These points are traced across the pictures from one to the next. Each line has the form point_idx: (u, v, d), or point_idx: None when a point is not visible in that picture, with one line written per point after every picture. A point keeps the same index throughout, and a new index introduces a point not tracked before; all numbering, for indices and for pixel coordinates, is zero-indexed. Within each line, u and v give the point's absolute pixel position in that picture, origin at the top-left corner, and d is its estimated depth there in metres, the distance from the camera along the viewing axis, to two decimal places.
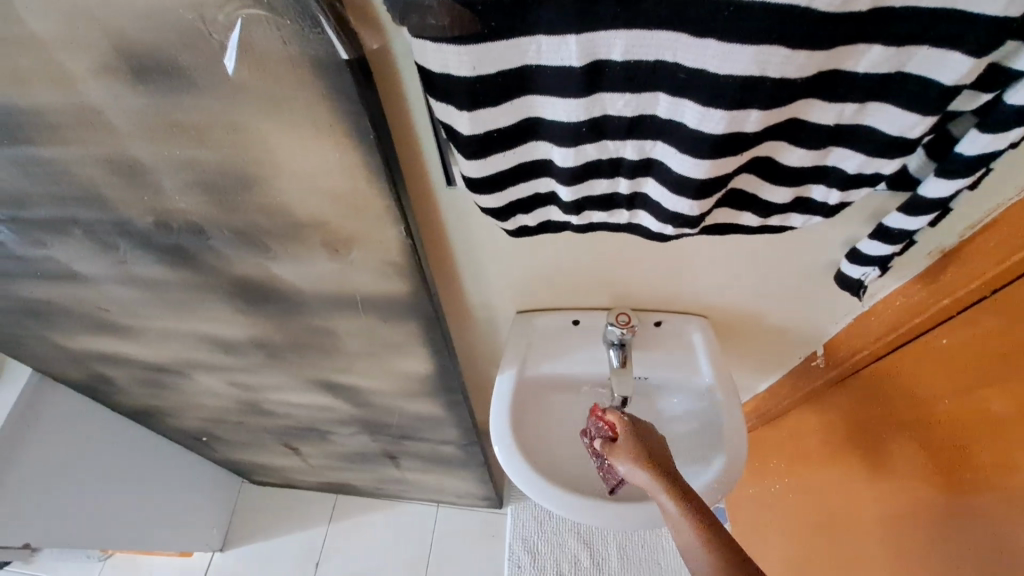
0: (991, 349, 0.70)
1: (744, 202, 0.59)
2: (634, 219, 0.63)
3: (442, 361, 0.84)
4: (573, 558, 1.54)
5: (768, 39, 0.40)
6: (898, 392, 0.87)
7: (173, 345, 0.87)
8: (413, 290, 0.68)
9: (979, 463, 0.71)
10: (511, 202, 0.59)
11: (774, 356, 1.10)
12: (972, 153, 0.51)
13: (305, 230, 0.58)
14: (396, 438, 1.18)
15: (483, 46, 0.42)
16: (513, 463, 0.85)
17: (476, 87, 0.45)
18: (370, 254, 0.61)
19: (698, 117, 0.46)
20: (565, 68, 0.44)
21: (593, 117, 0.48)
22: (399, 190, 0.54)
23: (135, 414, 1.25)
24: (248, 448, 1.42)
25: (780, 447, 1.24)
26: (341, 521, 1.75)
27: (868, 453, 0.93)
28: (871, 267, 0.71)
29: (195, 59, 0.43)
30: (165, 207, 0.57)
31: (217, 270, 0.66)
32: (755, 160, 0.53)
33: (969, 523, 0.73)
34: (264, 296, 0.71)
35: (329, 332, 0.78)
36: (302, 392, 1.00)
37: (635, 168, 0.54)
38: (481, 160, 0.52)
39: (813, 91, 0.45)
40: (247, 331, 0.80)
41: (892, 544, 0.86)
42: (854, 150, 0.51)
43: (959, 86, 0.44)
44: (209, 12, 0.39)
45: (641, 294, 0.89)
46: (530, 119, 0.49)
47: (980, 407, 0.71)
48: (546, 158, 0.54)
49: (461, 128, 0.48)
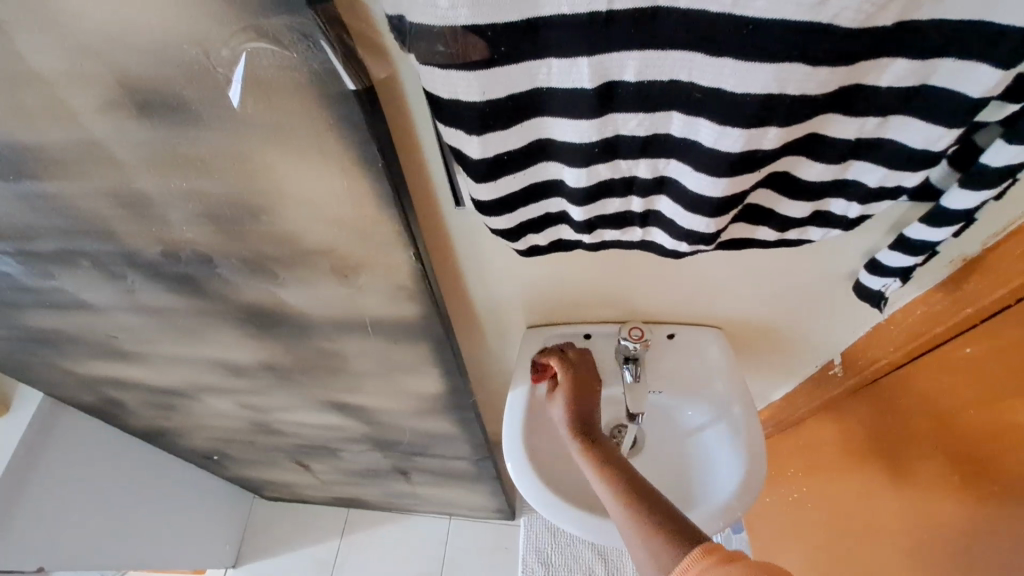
0: (1018, 358, 0.67)
1: (761, 217, 0.58)
2: (647, 236, 0.62)
3: (453, 380, 0.82)
4: (589, 570, 1.52)
5: (788, 57, 0.38)
6: (920, 401, 0.85)
7: (182, 369, 0.86)
8: (423, 313, 0.67)
9: (1008, 478, 0.69)
10: (521, 222, 0.58)
11: (790, 366, 1.08)
12: (999, 163, 0.50)
13: (313, 256, 0.57)
14: (407, 454, 1.17)
15: (494, 70, 0.40)
16: (527, 479, 0.85)
17: (485, 111, 0.43)
18: (379, 278, 0.60)
19: (714, 135, 0.45)
20: (577, 91, 0.42)
21: (605, 138, 0.47)
22: (408, 215, 0.53)
23: (146, 435, 1.25)
24: (258, 466, 1.41)
25: (797, 455, 1.22)
26: (352, 535, 1.74)
27: (891, 464, 0.91)
28: (892, 278, 0.69)
29: (200, 93, 0.42)
30: (171, 237, 0.56)
31: (225, 297, 0.66)
32: (772, 175, 0.51)
33: (998, 537, 0.70)
34: (273, 321, 0.70)
35: (339, 354, 0.77)
36: (312, 411, 0.99)
37: (648, 187, 0.53)
38: (491, 183, 0.51)
39: (833, 106, 0.43)
40: (257, 355, 0.79)
41: (916, 558, 0.84)
42: (875, 163, 0.49)
43: (986, 98, 0.42)
44: (213, 48, 0.39)
45: (653, 307, 0.87)
46: (540, 140, 0.48)
47: (1009, 419, 0.69)
48: (557, 178, 0.53)
49: (471, 152, 0.47)
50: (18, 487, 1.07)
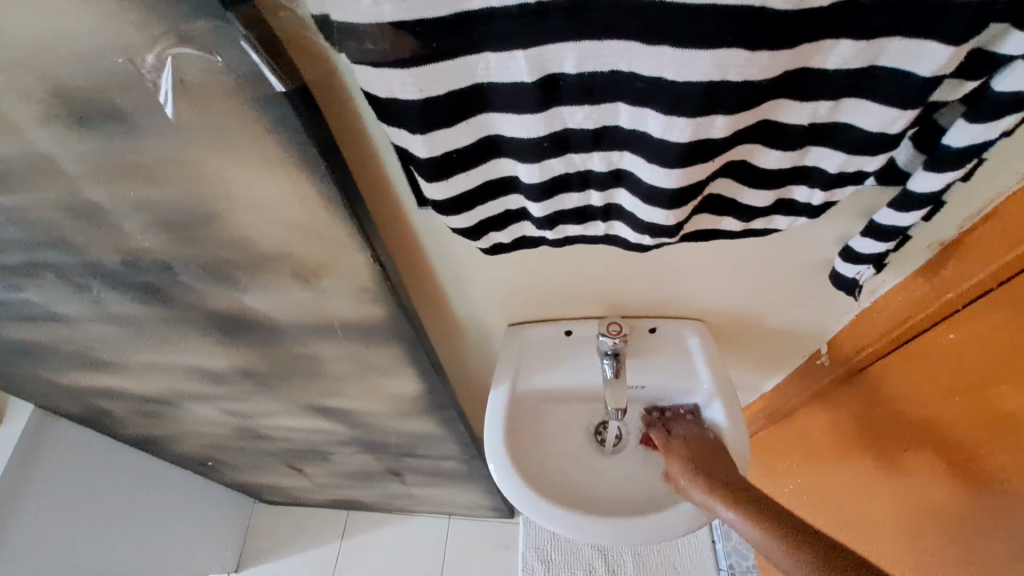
0: (1002, 346, 0.66)
1: (724, 207, 0.57)
2: (611, 230, 0.61)
3: (431, 380, 0.82)
4: (588, 565, 1.50)
5: (724, 42, 0.38)
6: (906, 388, 0.83)
7: (163, 377, 0.86)
8: (389, 313, 0.66)
9: (999, 468, 0.67)
10: (480, 221, 0.57)
11: (776, 357, 1.06)
12: (961, 145, 0.48)
13: (272, 261, 0.57)
14: (398, 455, 1.16)
15: (428, 66, 0.40)
16: (509, 480, 0.82)
17: (426, 109, 0.43)
18: (342, 280, 0.60)
19: (662, 125, 0.44)
20: (518, 85, 0.42)
21: (554, 131, 0.46)
22: (360, 216, 0.52)
23: (140, 443, 1.25)
24: (253, 470, 1.41)
25: (787, 446, 1.20)
26: (353, 536, 1.74)
27: (880, 453, 0.90)
28: (865, 265, 0.68)
29: (135, 101, 0.42)
30: (130, 247, 0.56)
31: (192, 304, 0.65)
32: (730, 164, 0.50)
33: (993, 528, 0.68)
34: (243, 326, 0.70)
35: (314, 359, 0.77)
36: (296, 416, 0.98)
37: (605, 181, 0.52)
38: (443, 182, 0.50)
39: (780, 91, 0.42)
40: (233, 361, 0.79)
41: (916, 548, 0.82)
42: (833, 149, 0.48)
43: (939, 77, 0.41)
44: (139, 55, 0.38)
45: (633, 301, 0.86)
46: (489, 136, 0.47)
47: (994, 407, 0.67)
48: (512, 175, 0.52)
49: (418, 151, 0.47)
50: (11, 499, 1.08)
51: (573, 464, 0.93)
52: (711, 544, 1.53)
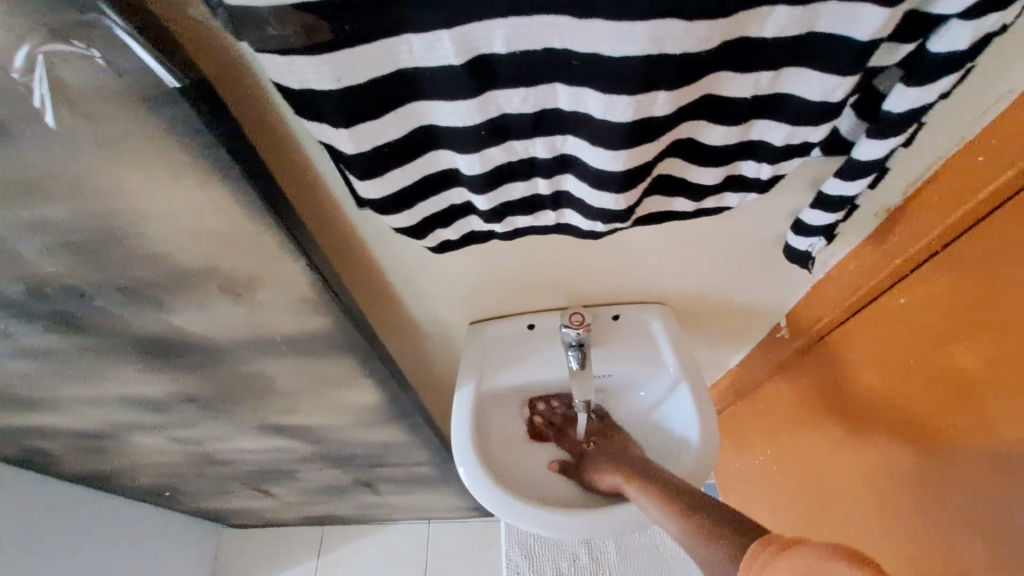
0: (952, 306, 0.67)
1: (674, 187, 0.55)
2: (562, 219, 0.59)
3: (390, 387, 0.78)
4: (572, 556, 1.49)
5: (659, 13, 0.36)
6: (863, 354, 0.85)
7: (96, 410, 0.79)
8: (335, 325, 0.64)
9: (953, 423, 0.68)
10: (424, 218, 0.54)
11: (738, 335, 1.08)
12: (902, 109, 0.48)
13: (194, 277, 0.55)
14: (366, 466, 1.12)
15: (343, 52, 0.36)
16: (480, 484, 0.80)
17: (347, 100, 0.39)
18: (276, 291, 0.58)
19: (603, 105, 0.41)
20: (445, 68, 0.39)
21: (491, 118, 0.43)
22: (284, 219, 0.50)
23: (86, 480, 1.17)
24: (214, 496, 1.34)
25: (756, 420, 1.22)
26: (330, 552, 1.68)
27: (842, 420, 0.91)
28: (816, 237, 0.68)
29: (11, 111, 0.39)
30: (33, 273, 0.52)
31: (115, 330, 0.61)
32: (676, 143, 0.49)
33: (945, 482, 0.70)
34: (176, 350, 0.65)
35: (261, 377, 0.72)
36: (251, 437, 0.93)
37: (551, 168, 0.50)
38: (377, 180, 0.47)
39: (720, 63, 0.41)
40: (172, 387, 0.73)
41: (876, 510, 0.83)
42: (777, 121, 0.47)
43: (877, 41, 0.40)
44: (5, 62, 0.36)
45: (594, 289, 0.85)
46: (422, 128, 0.44)
47: (946, 365, 0.69)
48: (452, 167, 0.49)
49: (345, 147, 0.43)
50: None
51: (545, 459, 0.91)
52: None
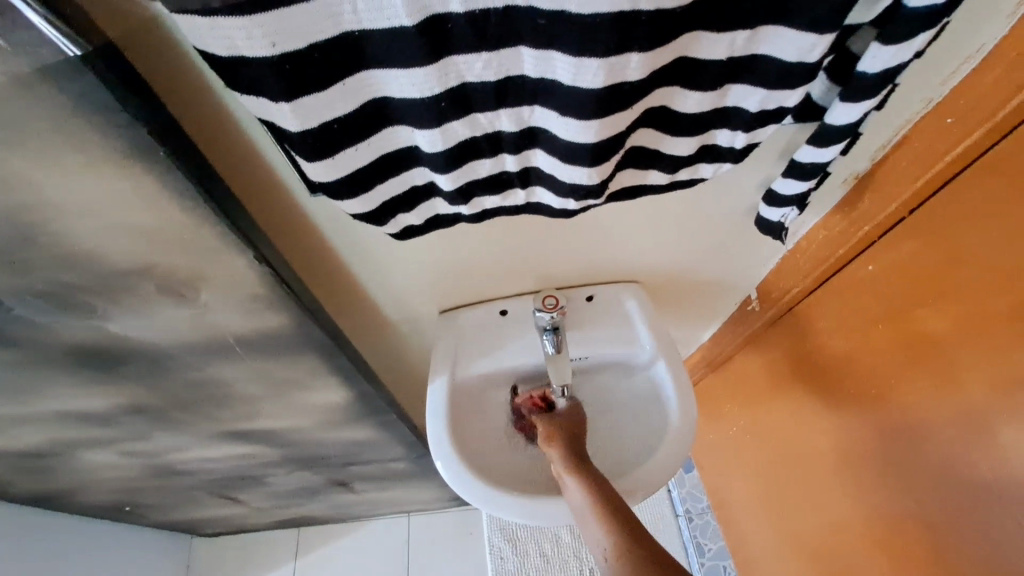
0: (921, 269, 0.67)
1: (648, 159, 0.53)
2: (532, 198, 0.55)
3: (357, 384, 0.74)
4: (554, 536, 1.49)
5: None
6: (831, 323, 0.86)
7: (31, 429, 0.72)
8: (291, 321, 0.59)
9: (922, 385, 0.69)
10: (384, 202, 0.50)
11: (709, 309, 1.08)
12: (877, 70, 0.46)
13: (129, 278, 0.49)
14: (339, 466, 1.07)
15: (277, 12, 0.32)
16: (459, 477, 0.76)
17: (284, 68, 0.35)
18: (223, 290, 0.53)
19: (572, 69, 0.38)
20: (396, 30, 0.35)
21: (450, 88, 0.39)
22: (221, 206, 0.46)
23: (33, 502, 1.09)
24: (180, 507, 1.27)
25: (728, 392, 1.23)
26: (307, 555, 1.62)
27: (813, 387, 0.92)
28: (789, 207, 0.67)
29: None
30: None
31: (42, 342, 0.55)
32: (650, 111, 0.46)
33: (917, 444, 0.70)
34: (115, 359, 0.59)
35: (215, 382, 0.67)
36: (210, 445, 0.87)
37: (518, 142, 0.46)
38: (328, 160, 0.42)
39: (696, 21, 0.38)
40: (115, 400, 0.67)
41: (849, 474, 0.84)
42: (753, 86, 0.45)
43: None
44: None
45: (566, 270, 0.83)
46: (375, 101, 0.40)
47: (915, 328, 0.69)
48: (410, 146, 0.45)
49: (288, 124, 0.39)
50: None
51: (523, 447, 0.88)
52: (669, 493, 1.52)
